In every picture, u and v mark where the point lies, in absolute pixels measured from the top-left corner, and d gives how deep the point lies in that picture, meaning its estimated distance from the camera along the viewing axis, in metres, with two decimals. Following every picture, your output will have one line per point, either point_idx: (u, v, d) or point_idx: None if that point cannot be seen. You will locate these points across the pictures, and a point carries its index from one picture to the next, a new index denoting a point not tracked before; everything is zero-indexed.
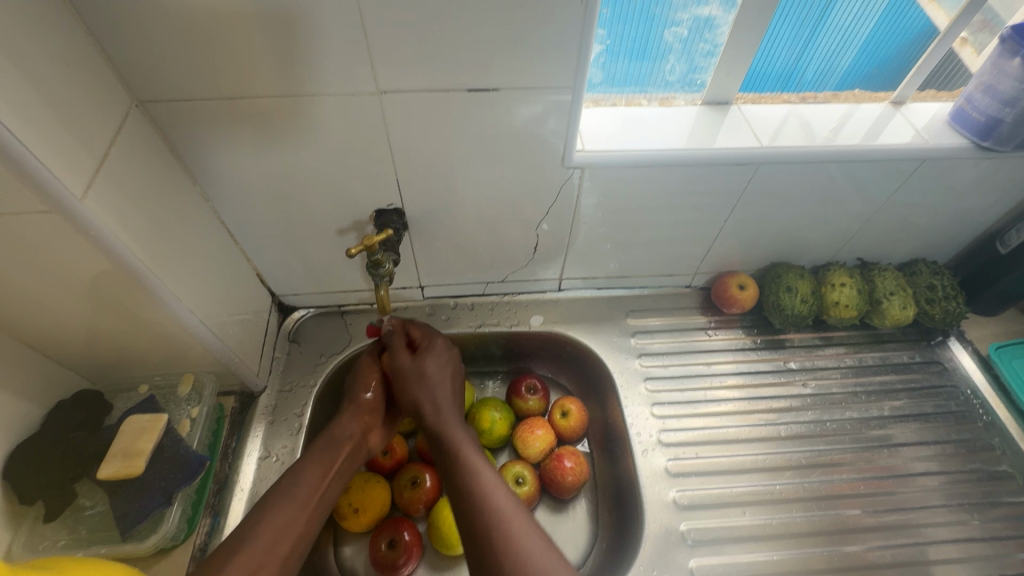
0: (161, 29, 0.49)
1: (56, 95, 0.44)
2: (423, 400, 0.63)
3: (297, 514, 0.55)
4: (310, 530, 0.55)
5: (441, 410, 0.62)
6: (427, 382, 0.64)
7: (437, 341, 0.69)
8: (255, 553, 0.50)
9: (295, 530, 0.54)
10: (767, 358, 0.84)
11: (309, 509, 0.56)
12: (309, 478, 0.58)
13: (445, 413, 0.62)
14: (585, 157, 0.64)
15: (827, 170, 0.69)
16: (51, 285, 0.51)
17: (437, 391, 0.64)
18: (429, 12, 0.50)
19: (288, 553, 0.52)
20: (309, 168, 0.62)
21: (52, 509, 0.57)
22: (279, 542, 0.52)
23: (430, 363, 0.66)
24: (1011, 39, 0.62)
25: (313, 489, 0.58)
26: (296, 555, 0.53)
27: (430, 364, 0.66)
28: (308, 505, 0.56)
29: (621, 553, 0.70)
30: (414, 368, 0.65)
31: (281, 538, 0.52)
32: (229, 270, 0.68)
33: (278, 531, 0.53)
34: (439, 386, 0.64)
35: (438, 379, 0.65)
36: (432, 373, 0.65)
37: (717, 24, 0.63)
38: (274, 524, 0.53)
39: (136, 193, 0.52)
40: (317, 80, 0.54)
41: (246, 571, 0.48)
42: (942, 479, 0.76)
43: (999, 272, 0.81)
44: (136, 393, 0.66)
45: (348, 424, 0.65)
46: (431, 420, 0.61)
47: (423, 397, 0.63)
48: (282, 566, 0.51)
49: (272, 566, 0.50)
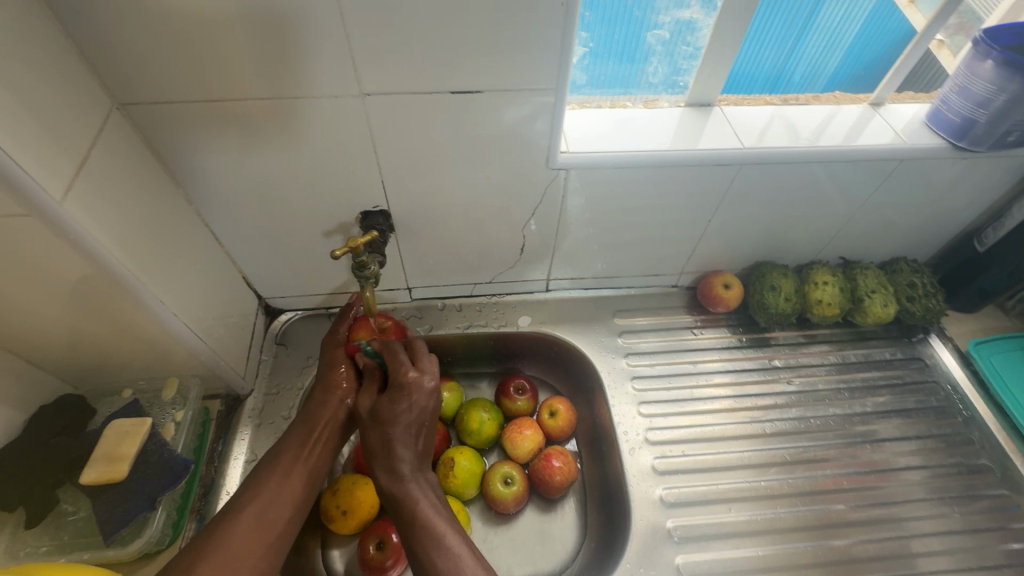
0: (141, 32, 0.49)
1: (35, 98, 0.44)
2: (384, 450, 0.58)
3: (279, 487, 0.57)
4: (297, 498, 0.58)
5: (404, 465, 0.57)
6: (392, 428, 0.59)
7: (410, 374, 0.61)
8: (240, 526, 0.53)
9: (281, 501, 0.56)
10: (752, 356, 0.85)
11: (293, 482, 0.58)
12: (289, 452, 0.60)
13: (404, 469, 0.57)
14: (569, 158, 0.65)
15: (809, 170, 0.69)
16: (32, 288, 0.50)
17: (401, 440, 0.58)
18: (411, 14, 0.50)
19: (276, 520, 0.55)
20: (294, 170, 0.62)
21: (34, 515, 0.56)
22: (264, 513, 0.55)
23: (398, 408, 0.59)
24: (983, 42, 0.63)
25: (294, 461, 0.60)
26: (287, 524, 0.56)
27: (402, 404, 0.59)
28: (291, 476, 0.58)
29: (609, 550, 0.71)
30: (380, 414, 0.59)
31: (266, 508, 0.55)
32: (214, 273, 0.68)
33: (264, 502, 0.56)
34: (406, 429, 0.59)
35: (407, 424, 0.59)
36: (406, 407, 0.59)
37: (698, 27, 0.64)
38: (258, 496, 0.56)
39: (119, 196, 0.52)
40: (302, 82, 0.54)
41: (231, 546, 0.51)
42: (924, 473, 0.77)
43: (978, 269, 0.82)
44: (119, 398, 0.65)
45: (322, 403, 0.64)
46: (388, 479, 0.57)
47: (385, 449, 0.58)
48: (270, 535, 0.54)
49: (259, 539, 0.53)
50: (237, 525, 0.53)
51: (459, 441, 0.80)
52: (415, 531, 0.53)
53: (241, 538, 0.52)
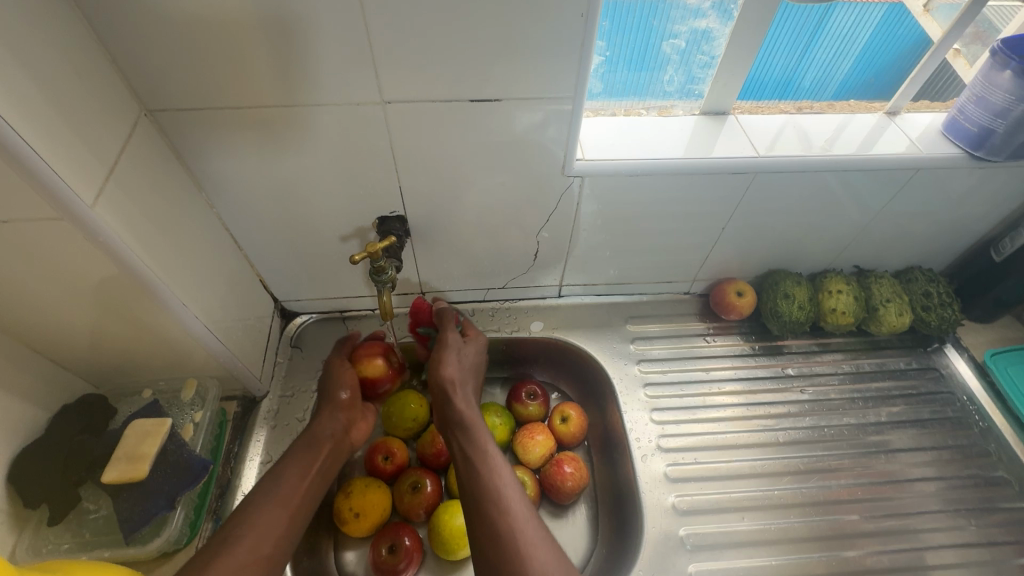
0: (170, 41, 0.50)
1: (69, 105, 0.45)
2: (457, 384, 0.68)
3: (279, 518, 0.57)
4: (293, 530, 0.57)
5: (467, 404, 0.66)
6: (458, 369, 0.69)
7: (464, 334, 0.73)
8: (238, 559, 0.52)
9: (277, 533, 0.55)
10: (765, 364, 0.85)
11: (291, 513, 0.58)
12: (288, 481, 0.60)
13: (473, 409, 0.66)
14: (584, 166, 0.65)
15: (824, 179, 0.69)
16: (60, 289, 0.51)
17: (467, 382, 0.69)
18: (431, 24, 0.51)
19: (270, 555, 0.54)
20: (312, 176, 0.63)
21: (57, 512, 0.57)
22: (260, 546, 0.54)
23: (462, 352, 0.71)
24: (1001, 52, 0.63)
25: (294, 490, 0.60)
26: (280, 557, 0.55)
27: (469, 349, 0.72)
28: (290, 506, 0.58)
29: (621, 557, 0.71)
30: (444, 355, 0.69)
31: (263, 541, 0.54)
32: (233, 277, 0.69)
33: (260, 534, 0.54)
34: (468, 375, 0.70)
35: (468, 368, 0.70)
36: (466, 359, 0.71)
37: (714, 35, 0.64)
38: (255, 528, 0.54)
39: (146, 200, 0.54)
40: (324, 91, 0.55)
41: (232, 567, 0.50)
42: (939, 484, 0.76)
43: (994, 279, 0.81)
44: (139, 397, 0.66)
45: (327, 425, 0.67)
46: (456, 410, 0.65)
47: (452, 384, 0.67)
48: (264, 570, 0.53)
49: (253, 572, 0.52)
50: (235, 555, 0.52)
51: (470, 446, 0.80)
52: (481, 460, 0.60)
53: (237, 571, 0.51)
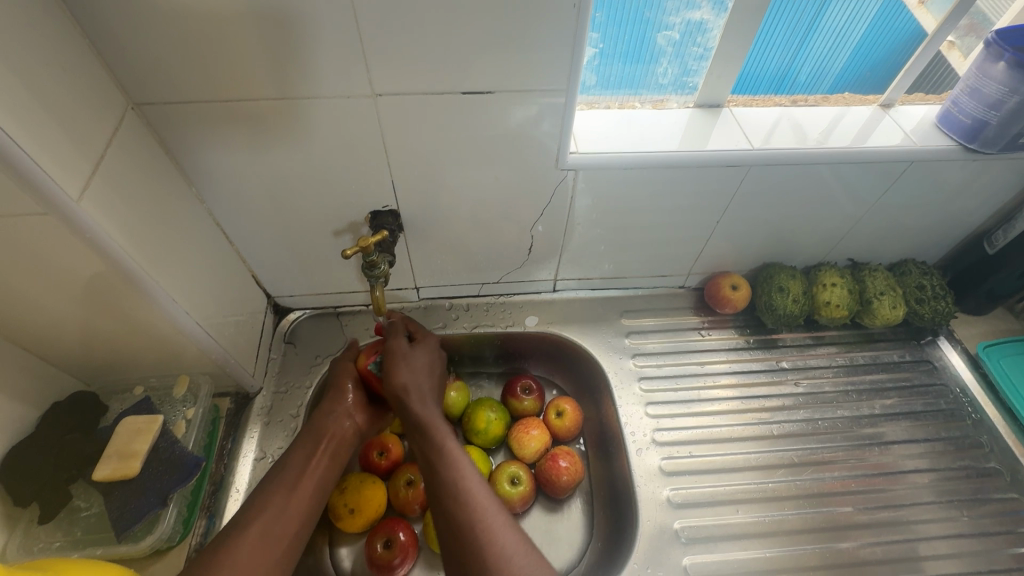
0: (155, 31, 0.49)
1: (51, 97, 0.44)
2: (415, 388, 0.65)
3: (286, 501, 0.59)
4: (304, 514, 0.59)
5: (430, 401, 0.65)
6: (415, 368, 0.67)
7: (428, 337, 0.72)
8: (244, 546, 0.53)
9: (286, 516, 0.57)
10: (760, 358, 0.85)
11: (297, 496, 0.60)
12: (294, 466, 0.62)
13: (433, 406, 0.65)
14: (578, 159, 0.65)
15: (819, 171, 0.69)
16: (46, 284, 0.51)
17: (427, 384, 0.67)
18: (422, 15, 0.50)
19: (281, 536, 0.56)
20: (304, 171, 0.63)
21: (48, 510, 0.57)
22: (270, 527, 0.56)
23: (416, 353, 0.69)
24: (995, 43, 0.63)
25: (300, 475, 0.61)
26: (292, 537, 0.57)
27: (418, 353, 0.69)
28: (296, 490, 0.60)
29: (617, 550, 0.71)
30: (407, 356, 0.68)
31: (272, 524, 0.56)
32: (224, 273, 0.68)
33: (268, 519, 0.56)
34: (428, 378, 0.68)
35: (429, 371, 0.69)
36: (420, 364, 0.68)
37: (708, 28, 0.64)
38: (261, 513, 0.56)
39: (132, 191, 0.53)
40: (313, 83, 0.54)
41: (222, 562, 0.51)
42: (932, 476, 0.77)
43: (987, 271, 0.82)
44: (131, 395, 0.66)
45: (330, 416, 0.67)
46: (418, 406, 0.64)
47: (413, 382, 0.66)
48: (277, 548, 0.55)
49: (266, 551, 0.54)
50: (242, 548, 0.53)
51: (466, 440, 0.80)
52: (441, 452, 0.59)
53: (253, 555, 0.53)
